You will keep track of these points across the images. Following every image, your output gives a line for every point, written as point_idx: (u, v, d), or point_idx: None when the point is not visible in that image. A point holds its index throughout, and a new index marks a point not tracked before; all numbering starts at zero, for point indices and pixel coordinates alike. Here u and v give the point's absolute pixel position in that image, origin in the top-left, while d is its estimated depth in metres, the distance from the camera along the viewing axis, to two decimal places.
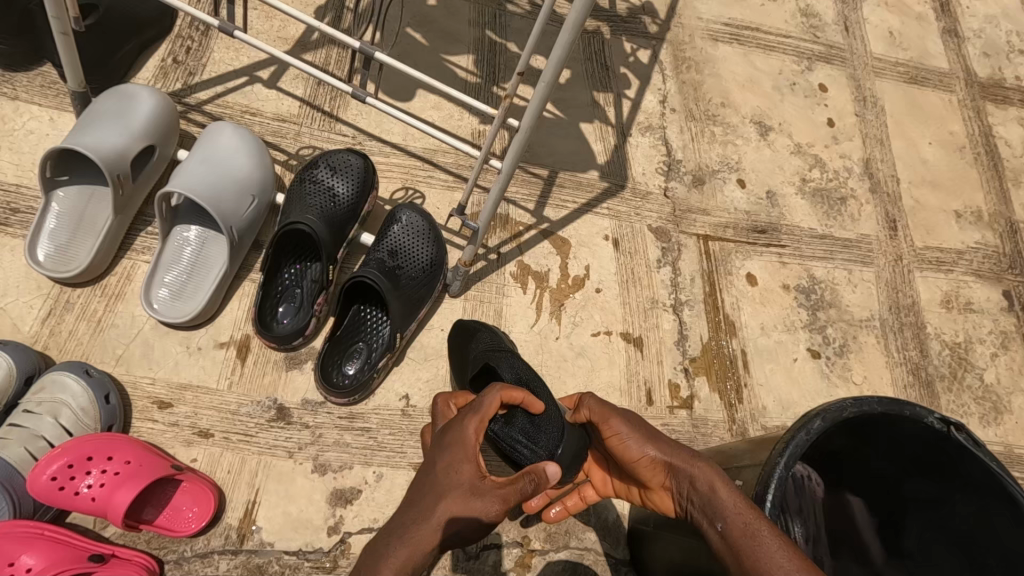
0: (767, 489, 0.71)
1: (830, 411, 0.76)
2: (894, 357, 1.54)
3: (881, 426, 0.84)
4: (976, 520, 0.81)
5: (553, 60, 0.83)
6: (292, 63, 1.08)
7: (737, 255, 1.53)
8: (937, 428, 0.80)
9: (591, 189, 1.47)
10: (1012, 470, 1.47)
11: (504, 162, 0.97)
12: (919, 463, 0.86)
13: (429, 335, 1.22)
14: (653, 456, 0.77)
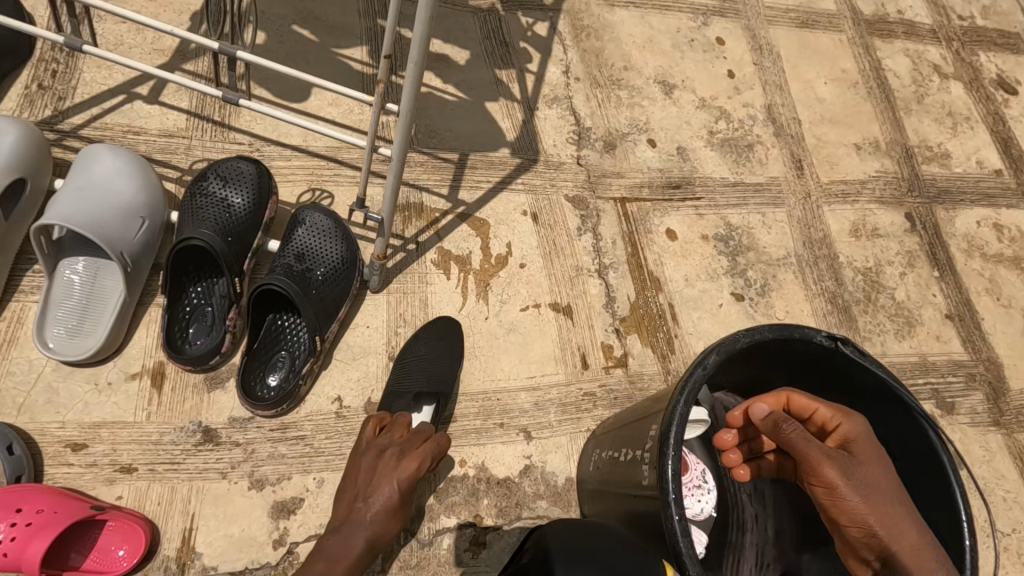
0: (672, 427, 0.74)
1: (723, 345, 0.79)
2: (812, 289, 1.62)
3: (782, 352, 0.90)
4: (881, 425, 0.89)
5: (417, 37, 0.82)
6: (157, 75, 1.06)
7: (655, 212, 1.57)
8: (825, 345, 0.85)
9: (503, 167, 1.48)
10: (927, 376, 1.59)
11: (393, 148, 0.96)
12: (825, 382, 0.93)
13: (355, 334, 1.21)
14: (873, 529, 0.71)
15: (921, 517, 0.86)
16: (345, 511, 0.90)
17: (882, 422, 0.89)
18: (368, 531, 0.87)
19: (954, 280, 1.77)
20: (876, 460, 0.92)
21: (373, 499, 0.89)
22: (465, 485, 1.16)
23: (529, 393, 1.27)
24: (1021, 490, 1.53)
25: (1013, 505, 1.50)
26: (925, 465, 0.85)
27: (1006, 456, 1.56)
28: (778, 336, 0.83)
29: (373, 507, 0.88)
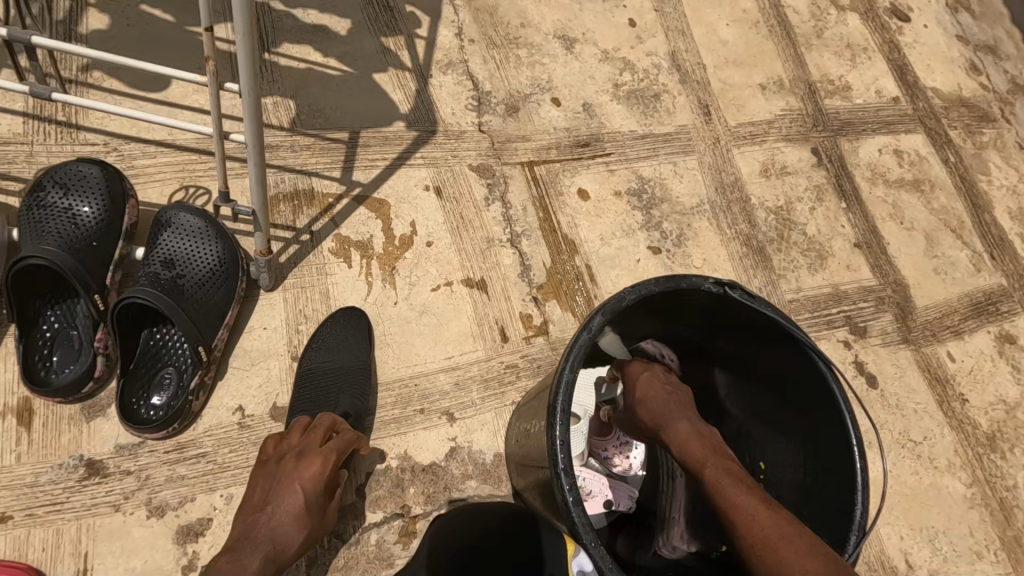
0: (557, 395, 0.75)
1: (609, 305, 0.78)
2: (727, 234, 1.64)
3: (681, 301, 0.91)
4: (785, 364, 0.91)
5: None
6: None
7: (565, 173, 1.54)
8: (716, 292, 0.85)
9: (400, 141, 1.40)
10: (839, 305, 1.66)
11: (244, 133, 0.87)
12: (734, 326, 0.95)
13: (251, 337, 1.13)
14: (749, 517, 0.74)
15: (823, 445, 0.89)
16: (239, 527, 0.84)
17: (787, 362, 0.91)
18: (267, 547, 0.81)
19: (860, 209, 1.84)
20: (783, 397, 0.94)
21: (277, 507, 0.84)
22: (388, 477, 1.12)
23: (449, 374, 1.23)
24: (930, 400, 1.63)
25: (924, 415, 1.60)
26: (824, 397, 0.86)
27: (916, 370, 1.66)
28: (669, 288, 0.83)
29: (279, 513, 0.84)
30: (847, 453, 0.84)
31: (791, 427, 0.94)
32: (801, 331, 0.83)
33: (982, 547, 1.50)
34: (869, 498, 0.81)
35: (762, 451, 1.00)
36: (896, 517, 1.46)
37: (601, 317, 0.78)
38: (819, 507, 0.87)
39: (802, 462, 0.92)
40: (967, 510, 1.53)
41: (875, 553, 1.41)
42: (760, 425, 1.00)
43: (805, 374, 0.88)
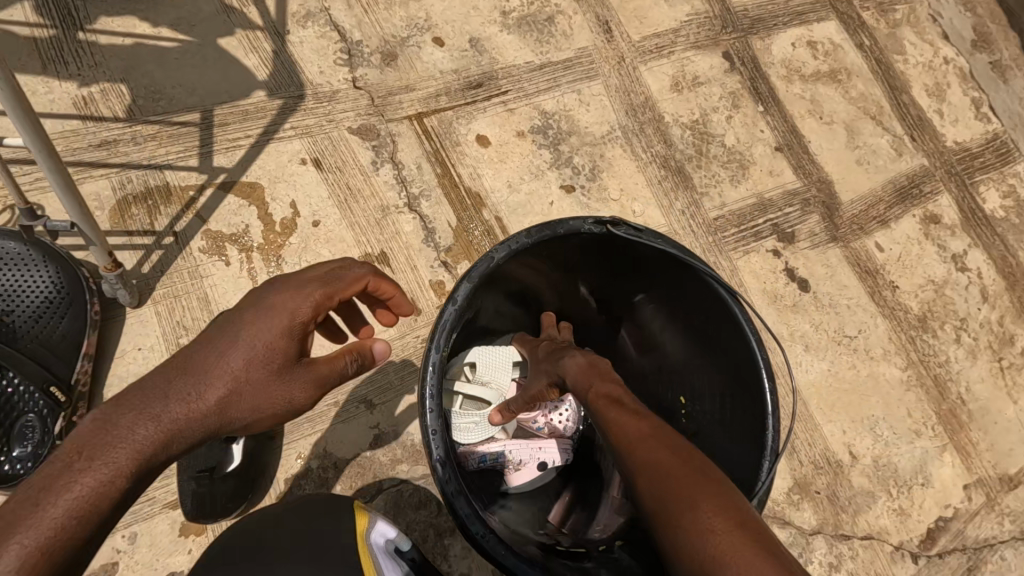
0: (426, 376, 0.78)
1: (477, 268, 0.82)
2: (643, 158, 1.56)
3: (569, 247, 0.93)
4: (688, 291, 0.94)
5: None
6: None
7: (459, 121, 1.41)
8: (596, 231, 0.88)
9: (263, 114, 1.24)
10: (765, 214, 1.62)
11: (20, 137, 0.71)
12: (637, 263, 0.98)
13: (125, 362, 1.02)
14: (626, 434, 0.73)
15: (731, 370, 0.92)
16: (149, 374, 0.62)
17: (690, 291, 0.94)
18: (168, 411, 0.59)
19: (778, 111, 1.77)
20: (691, 327, 0.97)
21: (209, 359, 0.63)
22: (310, 479, 1.06)
23: None
24: (862, 294, 1.64)
25: (857, 310, 1.61)
26: (724, 321, 0.90)
27: (846, 267, 1.65)
28: (546, 235, 0.86)
29: (203, 372, 0.62)
30: (753, 373, 0.87)
31: (700, 358, 0.98)
32: (692, 257, 0.87)
33: (921, 425, 1.55)
34: (779, 419, 0.85)
35: (679, 386, 1.02)
36: (837, 413, 1.49)
37: (470, 280, 0.81)
38: (738, 432, 0.90)
39: (716, 390, 0.95)
40: (905, 393, 1.57)
41: (820, 452, 1.44)
42: (675, 362, 1.03)
43: (708, 300, 0.92)
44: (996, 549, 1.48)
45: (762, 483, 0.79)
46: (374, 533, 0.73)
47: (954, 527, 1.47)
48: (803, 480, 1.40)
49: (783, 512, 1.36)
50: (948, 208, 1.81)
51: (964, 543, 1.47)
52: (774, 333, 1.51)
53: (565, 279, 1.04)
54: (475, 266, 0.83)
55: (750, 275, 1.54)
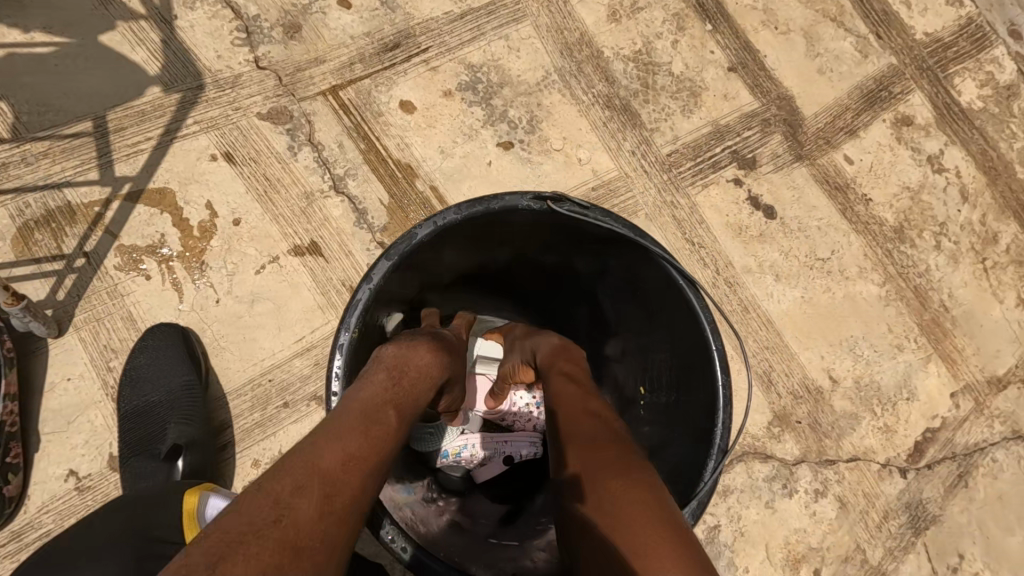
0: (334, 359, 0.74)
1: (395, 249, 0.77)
2: (584, 101, 1.46)
3: (517, 226, 0.89)
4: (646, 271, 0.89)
5: None
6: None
7: (379, 89, 1.31)
8: (537, 208, 0.83)
9: (161, 112, 1.15)
10: (722, 143, 1.52)
11: None
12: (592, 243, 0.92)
13: (57, 393, 0.99)
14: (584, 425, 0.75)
15: (686, 362, 0.88)
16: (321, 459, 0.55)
17: (647, 272, 0.89)
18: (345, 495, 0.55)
19: (729, 27, 1.63)
20: (649, 312, 0.93)
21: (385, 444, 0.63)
22: None
23: (305, 356, 1.10)
24: (833, 212, 1.55)
25: (829, 230, 1.54)
26: (680, 308, 0.85)
27: (814, 186, 1.56)
28: (476, 212, 0.80)
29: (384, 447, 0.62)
30: (708, 366, 0.82)
31: (658, 346, 0.94)
32: (643, 235, 0.82)
33: (902, 339, 1.50)
34: (729, 416, 0.79)
35: (641, 375, 0.99)
36: (813, 340, 1.45)
37: (390, 259, 0.77)
38: (689, 426, 0.85)
39: (671, 381, 0.92)
40: (884, 309, 1.51)
41: (798, 381, 1.41)
42: (637, 349, 0.99)
43: (666, 288, 0.87)
44: (987, 452, 1.45)
45: (703, 486, 0.75)
46: (207, 508, 0.80)
47: (943, 436, 1.44)
48: (783, 412, 1.38)
49: (764, 446, 1.34)
50: (922, 106, 1.69)
51: (954, 451, 1.44)
52: (742, 266, 1.45)
53: (521, 258, 1.00)
54: (398, 244, 0.79)
55: (711, 209, 1.47)
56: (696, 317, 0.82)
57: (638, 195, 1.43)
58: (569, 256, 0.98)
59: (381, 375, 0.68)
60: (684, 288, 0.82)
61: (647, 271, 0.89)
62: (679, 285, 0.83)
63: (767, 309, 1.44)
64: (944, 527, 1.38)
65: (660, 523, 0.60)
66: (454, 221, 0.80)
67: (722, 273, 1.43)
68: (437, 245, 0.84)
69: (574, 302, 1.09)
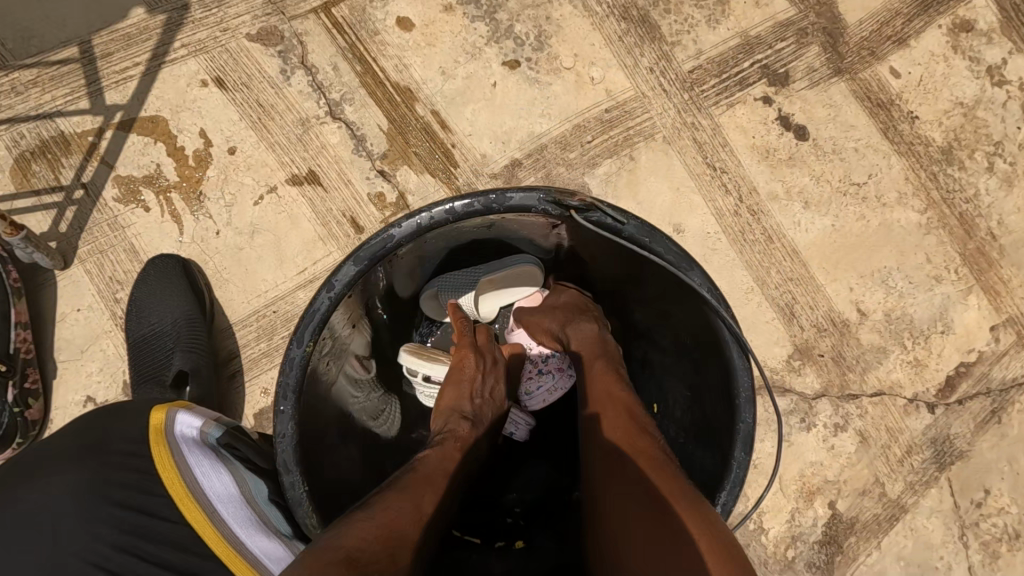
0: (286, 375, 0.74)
1: (370, 251, 0.75)
2: (598, 13, 1.33)
3: (524, 222, 0.84)
4: (665, 283, 0.84)
5: None
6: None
7: (374, 4, 1.22)
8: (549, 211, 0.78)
9: (148, 35, 1.10)
10: (751, 56, 1.38)
11: None
12: (606, 247, 0.88)
13: (70, 324, 1.01)
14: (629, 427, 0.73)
15: (702, 386, 0.84)
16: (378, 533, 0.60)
17: (669, 286, 0.84)
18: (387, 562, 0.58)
19: None
20: (667, 326, 0.89)
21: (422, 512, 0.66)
22: None
23: (308, 289, 1.09)
24: (873, 132, 1.42)
25: (867, 152, 1.41)
26: (702, 327, 0.80)
27: (853, 103, 1.42)
28: (475, 211, 0.77)
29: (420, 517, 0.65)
30: (730, 434, 0.77)
31: (684, 377, 0.88)
32: (661, 246, 0.77)
33: (941, 270, 1.40)
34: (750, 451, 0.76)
35: (655, 394, 0.94)
36: (842, 271, 1.36)
37: (360, 263, 0.75)
38: (695, 475, 0.83)
39: (683, 401, 0.89)
40: (923, 238, 1.40)
41: (823, 313, 1.34)
42: (657, 369, 0.94)
43: (687, 309, 0.82)
44: None
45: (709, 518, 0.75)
46: (176, 425, 0.72)
47: (978, 371, 1.36)
48: (805, 345, 1.32)
49: (783, 379, 1.30)
50: (987, 9, 1.49)
51: (989, 387, 1.36)
52: (767, 193, 1.35)
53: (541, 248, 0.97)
54: (373, 243, 0.75)
55: (736, 131, 1.35)
56: (733, 377, 0.76)
57: (657, 117, 1.32)
58: (583, 252, 0.94)
59: (452, 445, 0.77)
60: (728, 343, 0.75)
61: (667, 284, 0.84)
62: (724, 340, 0.75)
63: (793, 238, 1.35)
64: (971, 462, 1.33)
65: (698, 512, 0.61)
66: (447, 219, 0.76)
67: (745, 200, 1.34)
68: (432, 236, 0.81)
69: (598, 299, 1.03)
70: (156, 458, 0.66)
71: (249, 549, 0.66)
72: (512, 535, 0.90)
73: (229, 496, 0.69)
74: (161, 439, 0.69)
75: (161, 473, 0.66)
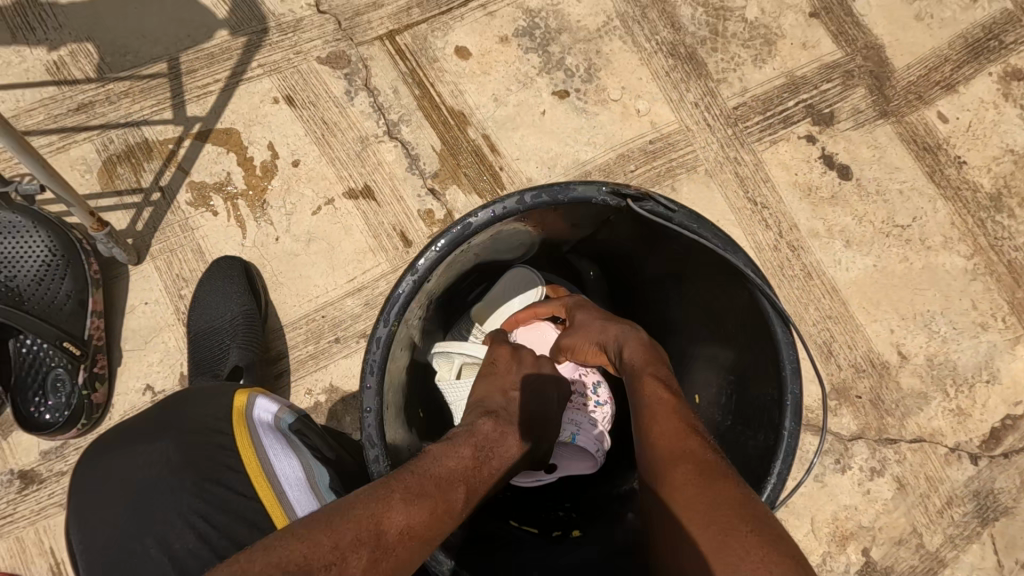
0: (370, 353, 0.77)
1: (444, 238, 0.78)
2: (647, 49, 1.38)
3: (584, 214, 0.86)
4: (710, 270, 0.85)
5: None
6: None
7: (435, 34, 1.30)
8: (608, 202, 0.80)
9: (229, 55, 1.20)
10: (796, 96, 1.41)
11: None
12: (649, 237, 0.89)
13: (137, 316, 1.08)
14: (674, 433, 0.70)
15: (748, 368, 0.84)
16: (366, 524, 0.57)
17: (713, 272, 0.85)
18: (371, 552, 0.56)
19: None
20: (711, 313, 0.90)
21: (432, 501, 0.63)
22: (321, 413, 1.10)
23: (356, 296, 1.14)
24: (919, 175, 1.41)
25: (912, 195, 1.40)
26: (748, 309, 0.81)
27: (898, 146, 1.42)
28: (541, 202, 0.79)
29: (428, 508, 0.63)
30: (777, 409, 0.77)
31: (728, 366, 0.88)
32: (710, 232, 0.78)
33: (988, 318, 1.37)
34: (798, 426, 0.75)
35: (699, 385, 0.95)
36: (882, 312, 1.34)
37: (436, 248, 0.77)
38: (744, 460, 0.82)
39: (728, 385, 0.88)
40: (969, 284, 1.38)
41: (862, 354, 1.32)
42: (698, 360, 0.95)
43: (732, 292, 0.82)
44: None
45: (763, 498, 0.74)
46: (255, 409, 0.76)
47: None
48: (842, 385, 1.30)
49: (818, 418, 1.28)
50: None
51: None
52: (808, 230, 1.36)
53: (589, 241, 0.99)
54: (447, 231, 0.79)
55: (779, 167, 1.37)
56: (778, 353, 0.76)
57: (699, 150, 1.35)
58: (627, 243, 0.95)
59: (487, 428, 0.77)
60: (772, 323, 0.76)
61: (711, 270, 0.85)
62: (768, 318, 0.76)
63: (833, 277, 1.34)
64: (1016, 520, 1.27)
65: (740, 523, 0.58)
66: (515, 211, 0.79)
67: (785, 236, 1.35)
68: (499, 227, 0.84)
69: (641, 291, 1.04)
70: (236, 440, 0.71)
71: None
72: (568, 526, 0.91)
73: (298, 479, 0.71)
74: (242, 421, 0.73)
75: (241, 451, 0.70)
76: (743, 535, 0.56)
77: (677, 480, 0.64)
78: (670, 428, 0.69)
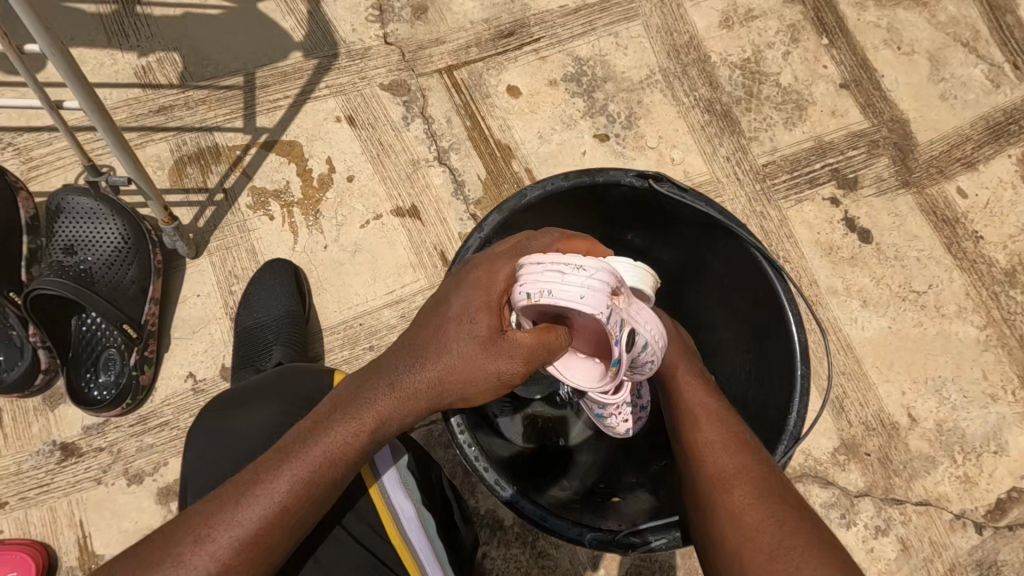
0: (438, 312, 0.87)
1: (504, 206, 0.89)
2: (685, 103, 1.47)
3: (613, 199, 1.00)
4: (714, 242, 1.01)
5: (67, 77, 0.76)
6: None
7: (490, 72, 1.39)
8: (638, 184, 0.94)
9: (300, 74, 1.30)
10: (823, 159, 1.48)
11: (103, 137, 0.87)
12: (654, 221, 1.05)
13: (188, 306, 1.14)
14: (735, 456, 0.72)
15: (756, 324, 0.99)
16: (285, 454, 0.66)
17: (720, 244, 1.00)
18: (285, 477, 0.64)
19: (847, 42, 1.58)
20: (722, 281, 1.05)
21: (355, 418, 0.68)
22: None
23: (394, 308, 1.20)
24: (936, 245, 1.47)
25: (929, 263, 1.46)
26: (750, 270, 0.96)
27: (918, 215, 1.49)
28: (585, 182, 0.93)
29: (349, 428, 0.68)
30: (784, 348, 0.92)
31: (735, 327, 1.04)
32: (720, 209, 0.93)
33: (998, 389, 1.40)
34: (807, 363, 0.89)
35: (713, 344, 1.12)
36: (895, 373, 1.38)
37: (499, 213, 0.88)
38: (770, 406, 0.94)
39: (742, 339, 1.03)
40: (981, 355, 1.42)
41: (873, 412, 1.35)
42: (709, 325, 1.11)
43: (737, 257, 0.98)
44: None
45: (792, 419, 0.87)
46: None
47: None
48: (852, 441, 1.33)
49: (826, 472, 1.31)
50: None
51: None
52: (827, 287, 1.41)
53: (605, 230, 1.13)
54: (508, 201, 0.90)
55: (802, 225, 1.43)
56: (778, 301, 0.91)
57: (728, 201, 1.43)
58: (637, 229, 1.10)
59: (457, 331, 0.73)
60: (784, 301, 0.90)
61: (715, 242, 1.01)
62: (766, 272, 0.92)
63: (849, 334, 1.39)
64: None
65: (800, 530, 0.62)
66: (562, 187, 0.92)
67: (805, 290, 1.40)
68: (547, 205, 0.96)
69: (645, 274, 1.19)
70: None
71: (393, 500, 0.77)
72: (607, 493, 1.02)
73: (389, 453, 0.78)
74: None
75: None
76: (776, 519, 0.63)
77: (727, 484, 0.68)
78: (721, 440, 0.74)
